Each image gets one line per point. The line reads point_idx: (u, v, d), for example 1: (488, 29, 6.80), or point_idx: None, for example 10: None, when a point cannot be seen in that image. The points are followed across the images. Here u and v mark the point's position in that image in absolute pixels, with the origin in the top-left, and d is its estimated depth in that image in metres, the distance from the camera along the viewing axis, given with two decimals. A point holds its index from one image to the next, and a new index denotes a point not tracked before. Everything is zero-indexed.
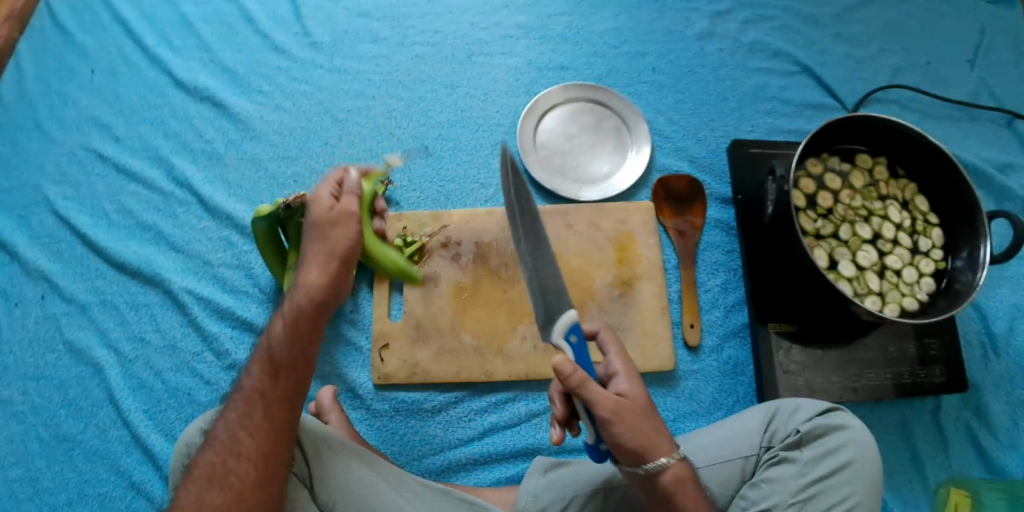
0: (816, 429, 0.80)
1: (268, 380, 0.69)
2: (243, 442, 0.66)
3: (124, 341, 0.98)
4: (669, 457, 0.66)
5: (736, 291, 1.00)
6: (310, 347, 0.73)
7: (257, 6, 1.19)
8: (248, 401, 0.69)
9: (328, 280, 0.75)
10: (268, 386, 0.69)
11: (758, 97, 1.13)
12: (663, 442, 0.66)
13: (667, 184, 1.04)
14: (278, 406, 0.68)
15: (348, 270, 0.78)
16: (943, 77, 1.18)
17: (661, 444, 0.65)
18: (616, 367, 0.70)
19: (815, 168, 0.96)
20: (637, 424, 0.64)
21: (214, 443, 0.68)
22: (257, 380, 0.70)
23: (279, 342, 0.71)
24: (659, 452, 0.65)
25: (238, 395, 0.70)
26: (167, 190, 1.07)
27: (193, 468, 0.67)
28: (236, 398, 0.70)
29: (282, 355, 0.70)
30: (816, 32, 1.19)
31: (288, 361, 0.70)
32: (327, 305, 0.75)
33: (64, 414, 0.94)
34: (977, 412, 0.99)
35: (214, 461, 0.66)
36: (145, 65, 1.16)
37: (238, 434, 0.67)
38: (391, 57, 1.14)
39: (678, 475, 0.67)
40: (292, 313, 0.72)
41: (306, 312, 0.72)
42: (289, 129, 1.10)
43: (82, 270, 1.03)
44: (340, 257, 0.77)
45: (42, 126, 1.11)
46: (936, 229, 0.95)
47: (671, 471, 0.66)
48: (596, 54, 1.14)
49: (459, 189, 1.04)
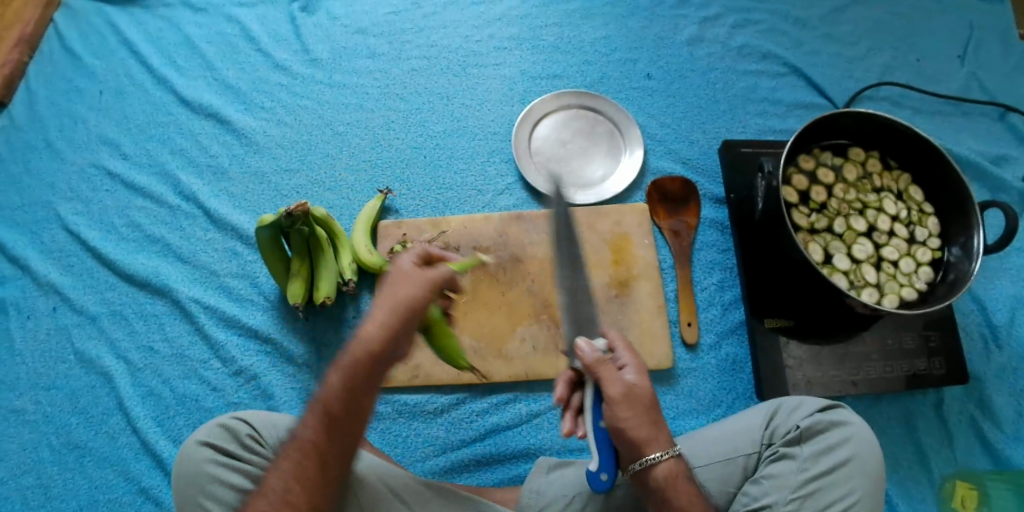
0: (816, 425, 0.79)
1: (324, 433, 0.64)
2: (296, 497, 0.62)
3: (133, 351, 1.01)
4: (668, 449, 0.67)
5: (733, 288, 1.01)
6: (368, 404, 0.66)
7: (259, 26, 1.23)
8: (303, 451, 0.64)
9: (390, 338, 0.65)
10: (327, 438, 0.64)
11: (749, 99, 1.15)
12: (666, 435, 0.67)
13: (661, 185, 1.05)
14: (336, 459, 0.64)
15: (411, 329, 0.66)
16: (933, 73, 1.19)
17: (662, 437, 0.67)
18: (624, 360, 0.68)
19: (807, 164, 0.97)
20: (640, 414, 0.65)
21: (263, 493, 0.62)
22: (314, 431, 0.64)
23: (337, 395, 0.65)
24: (658, 445, 0.66)
25: (292, 443, 0.65)
26: (174, 203, 1.10)
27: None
28: (290, 446, 0.65)
29: (344, 407, 0.65)
30: (804, 34, 1.21)
31: (348, 414, 0.65)
32: (385, 361, 0.65)
33: (75, 422, 0.97)
34: (980, 404, 0.99)
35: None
36: (151, 84, 1.20)
37: (290, 486, 0.62)
38: (388, 71, 1.17)
39: (676, 470, 0.67)
40: (351, 364, 0.64)
41: (366, 367, 0.64)
42: (291, 142, 1.13)
43: (92, 282, 1.05)
44: (407, 315, 0.65)
45: (53, 146, 1.15)
46: (932, 218, 0.96)
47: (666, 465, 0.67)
48: (588, 62, 1.17)
49: (457, 196, 1.07)
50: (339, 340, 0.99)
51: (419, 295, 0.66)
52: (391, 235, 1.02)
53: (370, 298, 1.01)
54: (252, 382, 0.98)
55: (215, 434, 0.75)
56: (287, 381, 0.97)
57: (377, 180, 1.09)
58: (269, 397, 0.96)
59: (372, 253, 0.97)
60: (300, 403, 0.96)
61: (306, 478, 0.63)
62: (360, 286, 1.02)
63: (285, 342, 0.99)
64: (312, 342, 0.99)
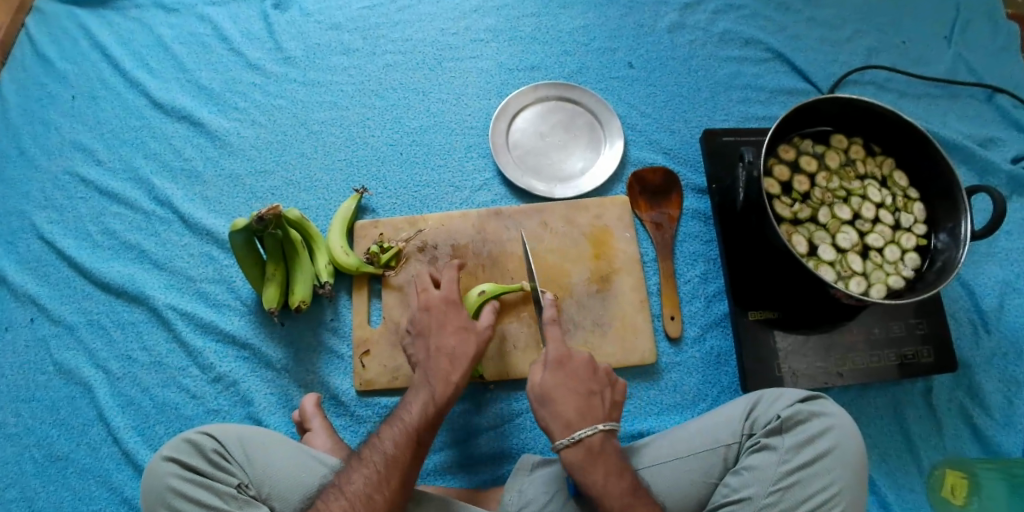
0: (798, 414, 0.78)
1: (408, 450, 0.76)
2: (378, 503, 0.71)
3: (112, 360, 0.99)
4: (574, 433, 0.74)
5: (716, 280, 0.99)
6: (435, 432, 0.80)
7: (231, 24, 1.20)
8: (389, 461, 0.74)
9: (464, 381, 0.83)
10: (408, 453, 0.75)
11: (731, 86, 1.13)
12: (576, 419, 0.75)
13: (642, 177, 1.03)
14: (411, 472, 0.75)
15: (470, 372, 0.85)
16: (918, 55, 1.17)
17: (568, 424, 0.75)
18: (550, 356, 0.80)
19: (787, 154, 0.96)
20: (543, 406, 0.77)
21: (349, 495, 0.71)
22: (398, 445, 0.76)
23: (423, 421, 0.78)
24: (558, 432, 0.75)
25: (376, 453, 0.75)
26: (149, 209, 1.08)
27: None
28: (373, 457, 0.75)
29: (424, 428, 0.78)
30: (787, 18, 1.19)
31: (426, 434, 0.78)
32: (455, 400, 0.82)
33: (57, 434, 0.95)
34: (970, 392, 0.97)
35: (349, 510, 0.70)
36: (124, 88, 1.18)
37: (373, 494, 0.72)
38: (363, 67, 1.15)
39: (577, 460, 0.73)
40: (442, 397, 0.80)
41: (447, 402, 0.80)
42: (266, 143, 1.11)
43: (69, 292, 1.04)
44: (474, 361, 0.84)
45: (26, 154, 1.13)
46: (917, 203, 0.94)
47: (569, 450, 0.74)
48: (566, 52, 1.15)
49: (434, 194, 1.05)
50: (318, 344, 0.98)
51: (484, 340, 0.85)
52: (368, 234, 1.00)
53: (348, 300, 1.00)
54: (231, 388, 0.96)
55: (182, 449, 0.75)
56: (266, 386, 0.96)
57: (353, 179, 1.07)
58: (248, 403, 0.95)
59: (348, 255, 0.95)
60: (280, 409, 0.95)
61: (388, 488, 0.73)
62: (338, 287, 1.01)
63: (263, 348, 0.98)
64: (290, 346, 0.98)
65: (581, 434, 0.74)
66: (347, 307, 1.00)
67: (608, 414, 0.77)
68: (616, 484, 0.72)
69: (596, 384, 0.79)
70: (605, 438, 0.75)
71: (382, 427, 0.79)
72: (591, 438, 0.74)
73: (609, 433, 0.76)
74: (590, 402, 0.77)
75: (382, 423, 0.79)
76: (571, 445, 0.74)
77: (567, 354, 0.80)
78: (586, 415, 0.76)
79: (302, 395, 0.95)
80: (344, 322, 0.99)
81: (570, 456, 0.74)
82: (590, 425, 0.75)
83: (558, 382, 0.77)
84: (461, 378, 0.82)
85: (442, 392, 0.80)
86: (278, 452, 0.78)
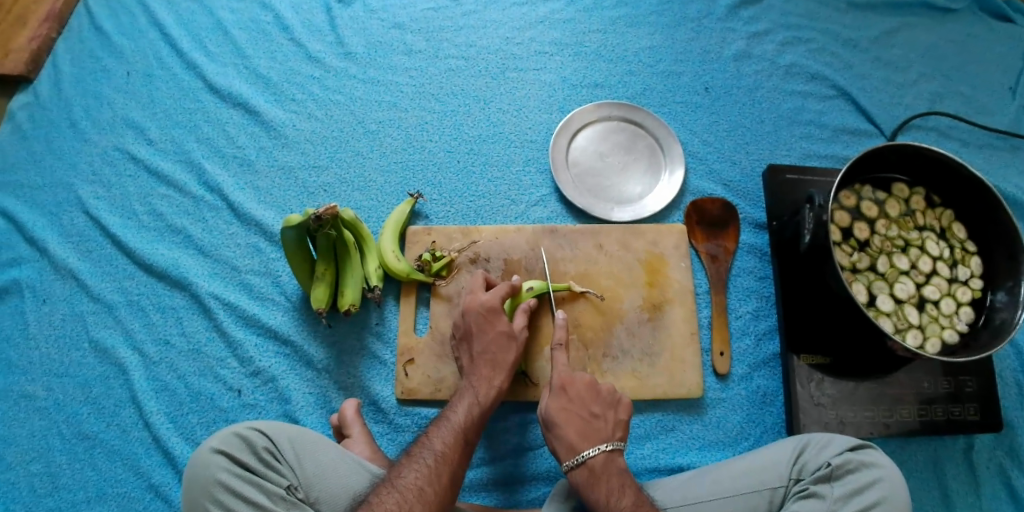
0: (848, 463, 0.76)
1: (456, 447, 0.77)
2: (430, 496, 0.71)
3: (149, 343, 0.98)
4: (578, 456, 0.77)
5: (768, 318, 0.98)
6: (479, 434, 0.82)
7: (294, 15, 1.20)
8: (439, 457, 0.75)
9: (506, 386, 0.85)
10: (458, 451, 0.77)
11: (795, 120, 1.11)
12: (578, 441, 0.78)
13: (701, 207, 1.03)
14: (459, 469, 0.76)
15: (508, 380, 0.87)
16: (984, 104, 1.15)
17: (572, 447, 0.78)
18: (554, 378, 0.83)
19: (849, 200, 0.94)
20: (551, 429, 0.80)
21: (402, 488, 0.71)
22: (447, 443, 0.77)
23: (468, 420, 0.80)
24: (564, 454, 0.78)
25: (425, 449, 0.76)
26: (197, 194, 1.07)
27: (374, 504, 0.69)
28: (423, 453, 0.75)
29: (471, 429, 0.80)
30: (854, 56, 1.17)
31: (473, 433, 0.80)
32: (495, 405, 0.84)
33: (86, 413, 0.95)
34: (1011, 452, 0.96)
35: (401, 502, 0.69)
36: (180, 69, 1.17)
37: (425, 486, 0.72)
38: (425, 70, 1.14)
39: (584, 481, 0.76)
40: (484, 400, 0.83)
41: (490, 405, 0.83)
42: (322, 137, 1.10)
43: (110, 270, 1.03)
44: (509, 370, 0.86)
45: (76, 126, 1.13)
46: (975, 257, 0.93)
47: (578, 473, 0.77)
48: (630, 73, 1.13)
49: (489, 205, 1.04)
50: (361, 347, 0.97)
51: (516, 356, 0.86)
52: (421, 241, 0.99)
53: (394, 306, 0.99)
54: (269, 384, 0.95)
55: (232, 443, 0.74)
56: (306, 385, 0.95)
57: (408, 183, 1.06)
58: (286, 400, 0.94)
59: (400, 261, 0.94)
60: (317, 410, 0.94)
61: (438, 482, 0.73)
62: (386, 292, 1.00)
63: (304, 346, 0.97)
64: (333, 348, 0.97)
65: (586, 455, 0.77)
66: (393, 313, 0.99)
67: (611, 431, 0.80)
68: (619, 502, 0.73)
69: (598, 407, 0.81)
70: (608, 460, 0.77)
71: (430, 426, 0.80)
72: (592, 460, 0.77)
73: (613, 453, 0.78)
74: (592, 424, 0.80)
75: (428, 424, 0.81)
76: (576, 467, 0.77)
77: (568, 377, 0.83)
78: (589, 436, 0.78)
79: (341, 399, 0.94)
80: (388, 327, 0.98)
81: (579, 479, 0.77)
82: (591, 447, 0.77)
83: (560, 407, 0.80)
84: (503, 383, 0.85)
85: (485, 394, 0.83)
86: (326, 455, 0.77)
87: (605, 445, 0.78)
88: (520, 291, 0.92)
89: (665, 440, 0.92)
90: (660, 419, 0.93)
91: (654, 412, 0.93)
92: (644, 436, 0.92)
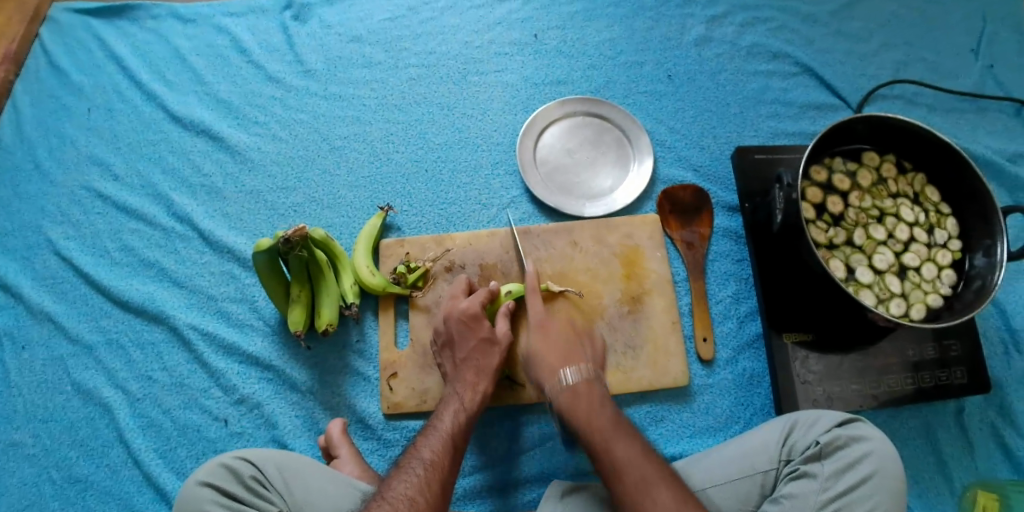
0: (836, 440, 0.75)
1: (446, 454, 0.76)
2: (421, 505, 0.69)
3: (131, 381, 0.97)
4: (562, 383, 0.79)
5: (748, 301, 0.98)
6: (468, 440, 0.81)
7: (251, 37, 1.19)
8: (428, 465, 0.73)
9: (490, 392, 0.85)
10: (447, 458, 0.75)
11: (760, 100, 1.11)
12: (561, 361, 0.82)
13: (672, 194, 1.02)
14: (450, 476, 0.74)
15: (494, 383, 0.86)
16: (947, 68, 1.15)
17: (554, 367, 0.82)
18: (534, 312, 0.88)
19: (819, 175, 0.94)
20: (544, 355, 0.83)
21: (392, 500, 0.69)
22: (435, 450, 0.75)
23: (455, 427, 0.79)
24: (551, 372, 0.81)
25: (414, 460, 0.74)
26: (168, 225, 1.06)
27: None
28: (412, 463, 0.74)
29: (459, 435, 0.79)
30: (814, 31, 1.17)
31: (462, 440, 0.79)
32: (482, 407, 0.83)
33: (75, 456, 0.93)
34: (1001, 412, 0.96)
35: None
36: (141, 101, 1.15)
37: (416, 496, 0.70)
38: (386, 80, 1.13)
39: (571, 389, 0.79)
40: (471, 404, 0.82)
41: (475, 412, 0.82)
42: (288, 158, 1.09)
43: (87, 310, 1.02)
44: (492, 374, 0.85)
45: (42, 167, 1.11)
46: (949, 219, 0.93)
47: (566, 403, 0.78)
48: (592, 66, 1.13)
49: (460, 211, 1.03)
50: (344, 365, 0.96)
51: (500, 360, 0.86)
52: (394, 254, 0.99)
53: (373, 321, 0.98)
54: (254, 410, 0.94)
55: (217, 474, 0.73)
56: (291, 408, 0.94)
57: (378, 196, 1.05)
58: (273, 425, 0.93)
59: (374, 276, 0.94)
60: (305, 432, 0.93)
61: (429, 490, 0.71)
62: (364, 308, 0.99)
63: (287, 369, 0.96)
64: (316, 368, 0.96)
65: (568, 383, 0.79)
66: (373, 328, 0.98)
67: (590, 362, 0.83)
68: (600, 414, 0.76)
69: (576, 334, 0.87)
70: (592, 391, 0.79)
71: (417, 438, 0.78)
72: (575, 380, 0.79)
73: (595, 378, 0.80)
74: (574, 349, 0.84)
75: (416, 435, 0.79)
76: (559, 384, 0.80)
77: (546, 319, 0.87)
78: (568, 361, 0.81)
79: (328, 419, 0.93)
80: (369, 343, 0.97)
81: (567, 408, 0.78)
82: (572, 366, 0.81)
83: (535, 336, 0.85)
84: (488, 387, 0.84)
85: (471, 400, 0.82)
86: (313, 476, 0.77)
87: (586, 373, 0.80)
88: (498, 294, 0.91)
89: (656, 430, 0.91)
90: (648, 410, 0.92)
91: (642, 404, 0.93)
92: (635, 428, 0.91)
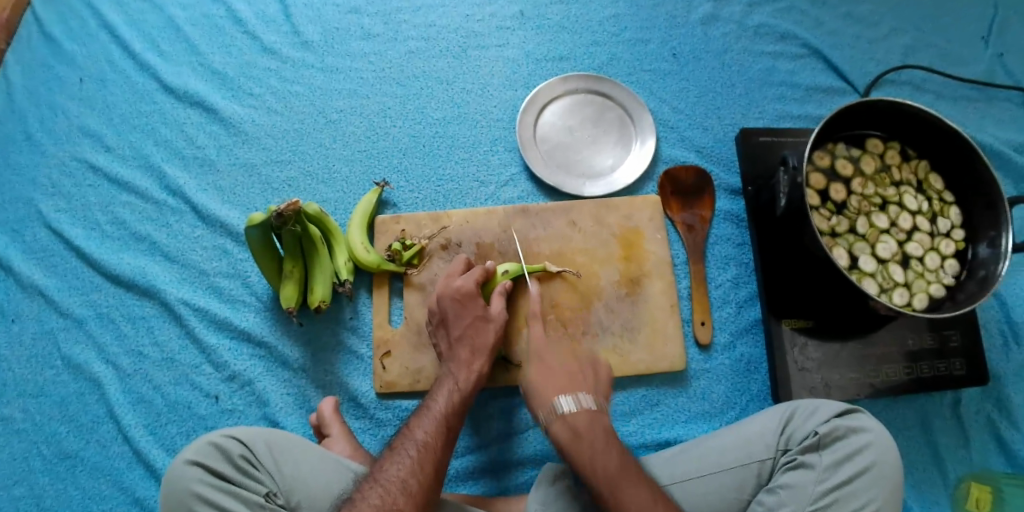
0: (835, 431, 0.74)
1: (441, 438, 0.74)
2: (413, 487, 0.68)
3: (122, 356, 0.95)
4: (552, 408, 0.75)
5: (748, 285, 0.97)
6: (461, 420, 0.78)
7: (246, 6, 1.15)
8: (421, 447, 0.72)
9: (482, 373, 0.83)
10: (441, 439, 0.74)
11: (766, 82, 1.09)
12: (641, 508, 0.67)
13: (675, 177, 1.00)
14: (443, 459, 0.73)
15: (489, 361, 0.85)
16: (957, 55, 1.13)
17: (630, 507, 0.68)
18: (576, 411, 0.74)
19: (823, 160, 0.92)
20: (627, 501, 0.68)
21: (384, 482, 0.68)
22: (428, 432, 0.74)
23: (449, 411, 0.77)
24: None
25: (407, 441, 0.73)
26: (160, 198, 1.03)
27: (356, 502, 0.67)
28: (405, 446, 0.72)
29: (453, 414, 0.77)
30: (825, 13, 1.15)
31: (455, 421, 0.77)
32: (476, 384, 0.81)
33: (65, 431, 0.92)
34: (998, 404, 0.95)
35: (385, 496, 0.67)
36: (134, 71, 1.12)
37: (408, 479, 0.69)
38: (384, 53, 1.10)
39: None
40: (466, 383, 0.80)
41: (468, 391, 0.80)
42: (282, 130, 1.06)
43: (77, 283, 1.00)
44: (485, 353, 0.83)
45: (32, 137, 1.08)
46: (953, 208, 0.91)
47: (555, 428, 0.74)
48: (595, 43, 1.10)
49: (457, 189, 1.01)
50: (337, 343, 0.95)
51: (495, 339, 0.84)
52: (389, 230, 0.97)
53: (367, 298, 0.97)
54: (246, 387, 0.93)
55: (206, 453, 0.72)
56: (284, 386, 0.93)
57: (373, 172, 1.03)
58: (265, 403, 0.92)
59: (369, 253, 0.92)
60: (297, 410, 0.92)
61: (422, 472, 0.70)
62: (358, 285, 0.97)
63: (279, 347, 0.94)
64: (308, 346, 0.94)
65: (561, 408, 0.74)
66: (367, 305, 0.96)
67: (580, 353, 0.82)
68: None
69: None
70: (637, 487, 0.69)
71: (410, 419, 0.77)
72: None
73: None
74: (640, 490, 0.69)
75: (409, 416, 0.77)
76: None
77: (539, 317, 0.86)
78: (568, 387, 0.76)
79: (320, 398, 0.92)
80: (363, 321, 0.96)
81: (558, 434, 0.73)
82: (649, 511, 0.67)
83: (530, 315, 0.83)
84: (483, 367, 0.83)
85: (464, 379, 0.81)
86: (303, 456, 0.75)
87: (585, 400, 0.75)
88: (494, 274, 0.90)
89: (651, 415, 0.90)
90: (644, 394, 0.91)
91: (638, 388, 0.92)
92: (629, 412, 0.90)
